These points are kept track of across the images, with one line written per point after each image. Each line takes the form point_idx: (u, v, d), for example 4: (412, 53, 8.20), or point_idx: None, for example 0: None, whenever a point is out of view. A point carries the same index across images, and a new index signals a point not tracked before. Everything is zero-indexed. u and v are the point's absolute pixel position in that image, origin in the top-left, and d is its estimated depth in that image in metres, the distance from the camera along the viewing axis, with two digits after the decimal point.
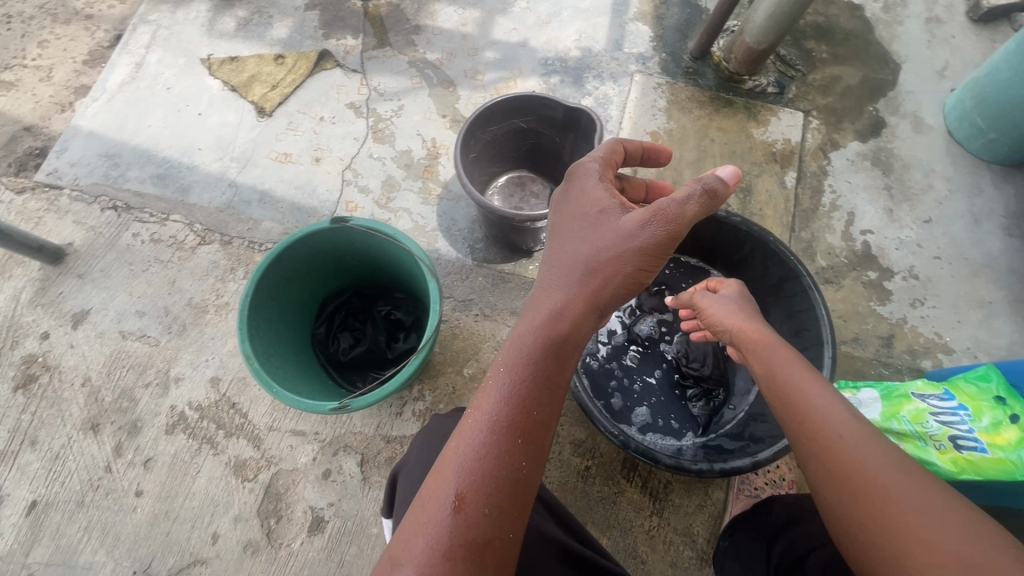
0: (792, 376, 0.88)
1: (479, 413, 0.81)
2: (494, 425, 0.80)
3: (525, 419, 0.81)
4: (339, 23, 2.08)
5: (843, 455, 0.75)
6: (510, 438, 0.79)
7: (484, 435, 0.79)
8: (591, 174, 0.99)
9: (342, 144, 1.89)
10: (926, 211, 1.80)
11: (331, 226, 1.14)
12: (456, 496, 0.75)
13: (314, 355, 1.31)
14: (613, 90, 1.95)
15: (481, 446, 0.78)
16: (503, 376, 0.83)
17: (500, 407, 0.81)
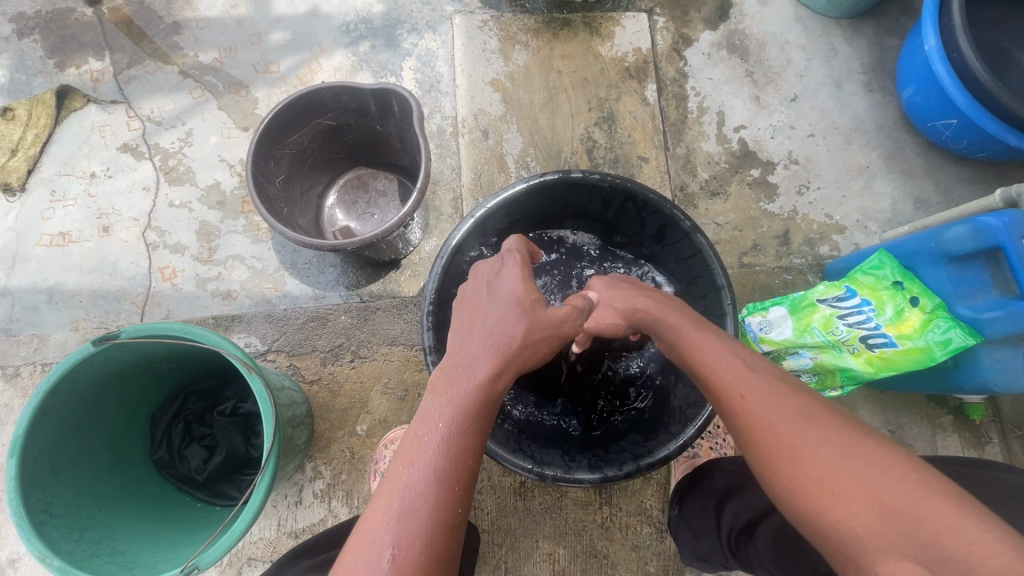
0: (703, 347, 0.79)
1: (414, 466, 0.58)
2: (433, 505, 0.56)
3: (461, 512, 0.58)
4: (70, 42, 1.60)
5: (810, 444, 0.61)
6: (451, 532, 0.56)
7: (424, 492, 0.57)
8: (511, 253, 0.84)
9: (131, 199, 1.50)
10: (790, 89, 1.71)
11: (97, 350, 0.87)
12: (391, 548, 0.52)
13: (164, 485, 1.07)
14: (435, 43, 1.65)
15: (421, 536, 0.54)
16: (437, 453, 0.59)
17: (441, 490, 0.57)
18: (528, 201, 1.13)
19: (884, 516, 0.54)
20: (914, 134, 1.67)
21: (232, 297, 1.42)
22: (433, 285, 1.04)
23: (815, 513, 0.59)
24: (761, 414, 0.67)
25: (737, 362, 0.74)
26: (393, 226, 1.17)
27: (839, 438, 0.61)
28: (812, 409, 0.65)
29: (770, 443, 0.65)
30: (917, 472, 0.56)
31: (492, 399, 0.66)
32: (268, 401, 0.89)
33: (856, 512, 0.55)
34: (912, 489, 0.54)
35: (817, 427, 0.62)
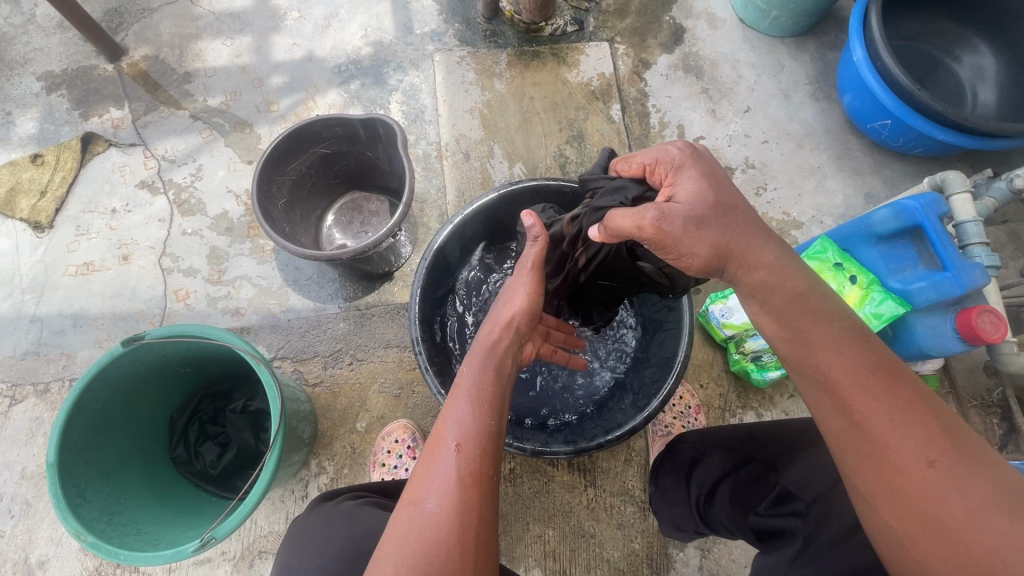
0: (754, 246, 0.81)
1: (463, 392, 0.82)
2: (476, 418, 0.78)
3: (498, 425, 0.79)
4: (93, 94, 1.79)
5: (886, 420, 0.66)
6: (491, 436, 0.77)
7: (470, 411, 0.79)
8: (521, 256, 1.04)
9: (148, 230, 1.66)
10: (743, 101, 1.88)
11: (125, 351, 1.00)
12: (456, 441, 0.75)
13: (183, 480, 1.17)
14: (418, 78, 1.84)
15: (470, 435, 0.76)
16: (473, 386, 0.83)
17: (481, 410, 0.79)
18: (502, 207, 1.27)
19: (977, 535, 0.58)
20: (859, 136, 1.82)
21: (241, 314, 1.55)
22: (419, 285, 1.16)
23: (891, 503, 0.64)
24: (861, 396, 0.68)
25: (844, 329, 0.74)
26: (382, 237, 1.31)
27: (944, 443, 0.64)
28: (917, 401, 0.67)
29: (862, 426, 0.67)
30: (1014, 498, 0.60)
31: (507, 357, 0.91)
32: (276, 388, 1.01)
33: (945, 522, 0.60)
34: (1002, 513, 0.59)
35: (918, 424, 0.65)
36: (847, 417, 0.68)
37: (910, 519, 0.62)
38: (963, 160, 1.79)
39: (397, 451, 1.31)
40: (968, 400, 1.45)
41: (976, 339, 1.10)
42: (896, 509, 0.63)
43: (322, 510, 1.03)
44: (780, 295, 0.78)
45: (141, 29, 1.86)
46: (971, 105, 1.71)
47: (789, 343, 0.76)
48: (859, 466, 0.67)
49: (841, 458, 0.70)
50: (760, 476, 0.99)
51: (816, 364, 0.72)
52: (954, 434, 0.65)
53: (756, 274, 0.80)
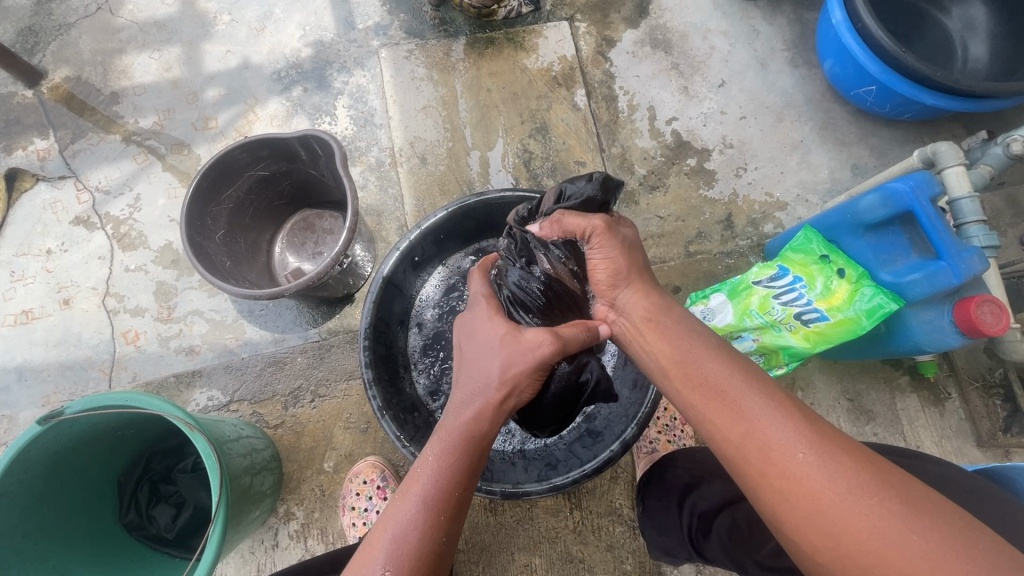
0: (667, 319, 0.81)
1: (415, 496, 0.70)
2: (423, 532, 0.67)
3: (450, 539, 0.69)
4: (14, 125, 1.65)
5: (855, 505, 0.56)
6: (436, 558, 0.66)
7: (420, 528, 0.67)
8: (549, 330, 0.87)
9: (88, 269, 1.54)
10: (717, 75, 1.74)
11: (45, 428, 0.90)
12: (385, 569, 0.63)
13: (137, 547, 1.11)
14: (365, 78, 1.70)
15: (409, 561, 0.64)
16: (433, 488, 0.71)
17: (436, 521, 0.68)
18: (451, 227, 1.18)
19: (854, 522, 0.56)
20: (842, 103, 1.70)
21: (195, 352, 1.45)
22: (366, 320, 1.07)
23: (789, 511, 0.60)
24: (740, 395, 0.67)
25: (720, 346, 0.75)
26: (328, 265, 1.19)
27: (815, 437, 0.62)
28: (784, 396, 0.67)
29: (748, 432, 0.65)
30: (883, 476, 0.58)
31: (489, 441, 0.79)
32: (213, 456, 0.92)
33: (827, 516, 0.57)
34: (872, 495, 0.57)
35: (791, 416, 0.64)
36: (735, 424, 0.66)
37: (805, 524, 0.59)
38: (956, 121, 1.68)
39: (366, 492, 1.28)
40: (969, 382, 1.37)
41: (975, 333, 1.01)
42: (792, 516, 0.60)
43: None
44: (675, 320, 0.81)
45: (60, 47, 1.71)
46: (960, 62, 1.57)
47: (699, 394, 0.71)
48: (751, 476, 0.64)
49: (733, 474, 0.67)
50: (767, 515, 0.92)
51: (698, 377, 0.72)
52: (828, 431, 0.63)
53: (682, 362, 0.75)
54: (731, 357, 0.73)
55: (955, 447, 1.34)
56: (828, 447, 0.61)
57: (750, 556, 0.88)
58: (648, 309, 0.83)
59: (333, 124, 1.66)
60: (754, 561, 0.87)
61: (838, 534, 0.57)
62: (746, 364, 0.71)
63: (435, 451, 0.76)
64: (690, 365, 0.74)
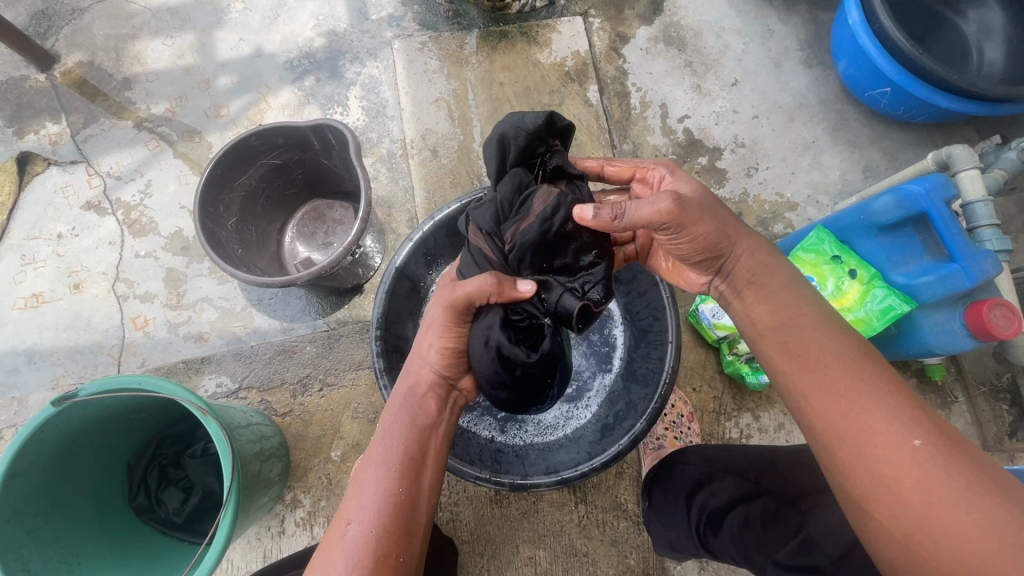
0: (770, 279, 0.83)
1: (370, 462, 0.78)
2: (381, 490, 0.74)
3: (409, 492, 0.75)
4: (26, 109, 1.65)
5: (959, 505, 0.61)
6: (399, 509, 0.73)
7: (378, 486, 0.74)
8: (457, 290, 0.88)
9: (98, 254, 1.55)
10: (731, 73, 1.74)
11: (58, 410, 0.90)
12: (349, 523, 0.71)
13: (146, 530, 1.12)
14: (377, 69, 1.70)
15: (371, 513, 0.72)
16: (385, 450, 0.79)
17: (392, 476, 0.76)
18: (464, 219, 1.18)
19: (952, 517, 0.61)
20: (855, 105, 1.69)
21: (203, 339, 1.46)
22: (378, 312, 1.08)
23: (883, 496, 0.65)
24: (850, 381, 0.71)
25: (832, 325, 0.77)
26: (341, 255, 1.20)
27: (934, 435, 0.65)
28: (899, 387, 0.70)
29: (854, 416, 0.68)
30: (987, 475, 0.63)
31: (428, 403, 0.87)
32: (225, 441, 0.93)
33: (928, 508, 0.62)
34: (979, 494, 0.61)
35: (906, 411, 0.67)
36: (839, 407, 0.70)
37: (895, 508, 0.64)
38: (969, 125, 1.67)
39: None
40: (977, 386, 1.37)
41: (986, 337, 1.01)
42: (884, 500, 0.65)
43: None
44: (778, 279, 0.82)
45: (73, 32, 1.71)
46: (976, 66, 1.57)
47: (806, 375, 0.74)
48: (848, 459, 0.68)
49: (824, 453, 0.72)
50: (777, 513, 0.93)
51: (809, 357, 0.75)
52: (945, 431, 0.67)
53: (793, 346, 0.76)
54: (844, 348, 0.74)
55: None
56: (942, 449, 0.64)
57: (768, 557, 0.88)
58: (750, 271, 0.84)
59: (345, 114, 1.66)
60: (767, 557, 0.87)
61: (931, 525, 0.61)
62: (864, 356, 0.73)
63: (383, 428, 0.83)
64: (800, 349, 0.76)
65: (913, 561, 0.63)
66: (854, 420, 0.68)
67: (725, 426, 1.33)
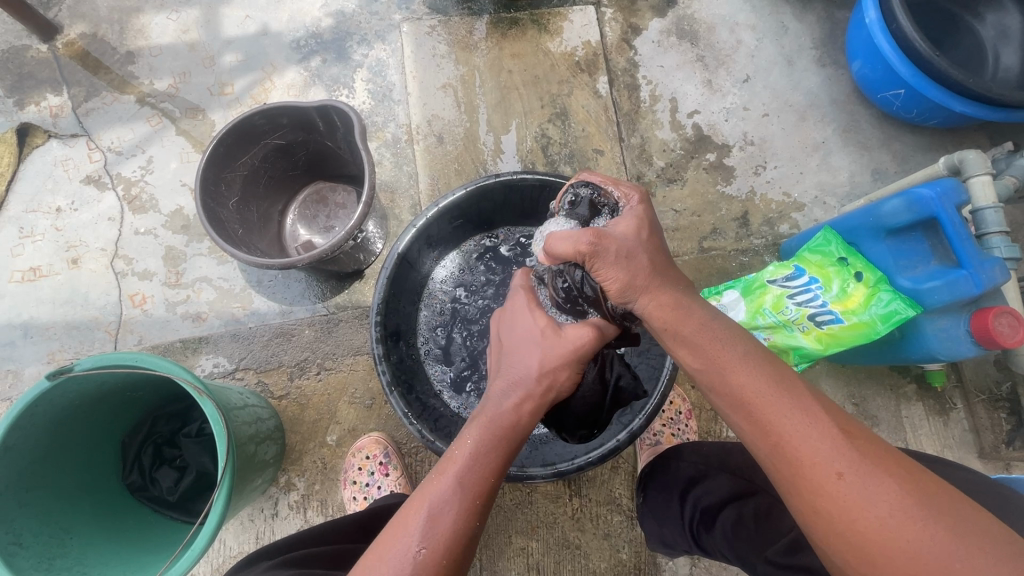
0: (683, 315, 0.74)
1: (450, 474, 0.69)
2: (458, 515, 0.66)
3: (483, 526, 0.67)
4: (28, 80, 1.63)
5: (889, 526, 0.56)
6: (468, 543, 0.65)
7: (456, 506, 0.66)
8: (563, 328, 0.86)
9: (97, 230, 1.53)
10: (742, 69, 1.72)
11: (53, 384, 0.89)
12: (423, 544, 0.63)
13: (139, 508, 1.11)
14: (385, 52, 1.67)
15: (443, 538, 0.64)
16: (472, 467, 0.70)
17: (473, 500, 0.67)
18: (468, 207, 1.16)
19: (889, 545, 0.56)
20: (867, 106, 1.67)
21: (201, 319, 1.45)
22: (379, 297, 1.06)
23: (822, 527, 0.60)
24: (773, 410, 0.64)
25: (754, 351, 0.69)
26: (342, 239, 1.18)
27: (853, 451, 0.60)
28: (819, 408, 0.63)
29: (782, 446, 0.63)
30: (918, 491, 0.57)
31: (524, 430, 0.77)
32: (220, 421, 0.92)
33: (860, 534, 0.57)
34: (912, 519, 0.56)
35: (827, 430, 0.61)
36: (767, 437, 0.64)
37: (835, 537, 0.59)
38: (980, 131, 1.66)
39: (368, 467, 1.28)
40: (976, 394, 1.37)
41: (991, 344, 1.00)
42: (825, 530, 0.60)
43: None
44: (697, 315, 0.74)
45: (77, 3, 1.68)
46: (991, 70, 1.55)
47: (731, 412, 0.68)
48: (781, 484, 0.63)
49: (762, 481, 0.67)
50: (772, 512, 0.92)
51: (734, 389, 0.67)
52: (871, 445, 0.61)
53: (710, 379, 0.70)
54: (760, 366, 0.67)
55: (957, 457, 1.35)
56: (867, 469, 0.59)
57: (760, 555, 0.87)
58: (665, 307, 0.75)
59: (351, 97, 1.64)
60: (761, 557, 0.87)
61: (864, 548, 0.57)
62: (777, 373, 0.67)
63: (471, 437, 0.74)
64: (717, 383, 0.69)
65: None
66: (779, 447, 0.63)
67: (723, 424, 1.33)
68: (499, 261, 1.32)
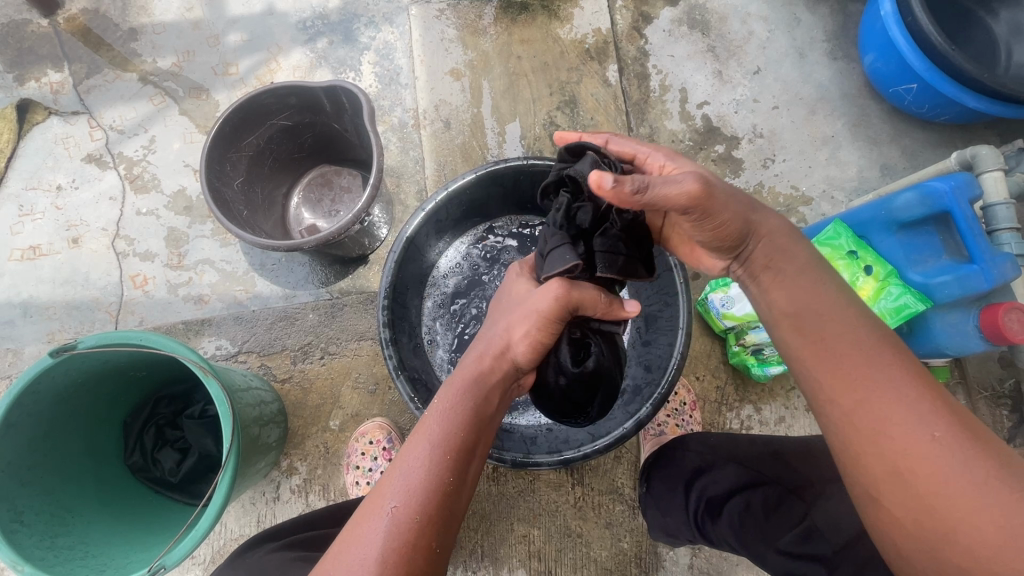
0: (792, 269, 0.76)
1: (421, 436, 0.71)
2: (429, 472, 0.67)
3: (457, 482, 0.68)
4: (28, 55, 1.60)
5: (976, 495, 0.56)
6: (444, 499, 0.66)
7: (425, 463, 0.68)
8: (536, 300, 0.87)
9: (98, 210, 1.51)
10: (753, 61, 1.70)
11: (56, 361, 0.88)
12: (393, 503, 0.64)
13: (140, 488, 1.11)
14: (393, 35, 1.65)
15: (414, 494, 0.65)
16: (440, 427, 0.71)
17: (442, 458, 0.68)
18: (477, 192, 1.15)
19: (974, 514, 0.55)
20: (878, 101, 1.66)
21: (203, 302, 1.44)
22: (387, 281, 1.05)
23: (896, 494, 0.60)
24: (864, 367, 0.64)
25: (851, 306, 0.71)
26: (349, 222, 1.16)
27: (950, 417, 0.60)
28: (920, 376, 0.63)
29: (867, 404, 0.63)
30: (1007, 467, 0.57)
31: (493, 393, 0.79)
32: (226, 402, 0.91)
33: (940, 499, 0.57)
34: (1003, 489, 0.55)
35: (923, 394, 0.62)
36: (852, 397, 0.64)
37: (912, 506, 0.59)
38: (990, 128, 1.65)
39: (371, 453, 1.28)
40: (979, 391, 1.37)
41: (999, 339, 1.00)
42: (900, 497, 0.60)
43: (246, 564, 0.89)
44: (795, 269, 0.76)
45: None
46: (1004, 67, 1.54)
47: (821, 369, 0.68)
48: (859, 446, 0.63)
49: (834, 443, 0.67)
50: (780, 503, 0.92)
51: (827, 348, 0.68)
52: (963, 415, 0.61)
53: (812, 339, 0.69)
54: (860, 334, 0.67)
55: None
56: (956, 436, 0.59)
57: (769, 545, 0.89)
58: (772, 262, 0.77)
59: (358, 80, 1.62)
60: (772, 546, 0.88)
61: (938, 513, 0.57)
62: (878, 339, 0.67)
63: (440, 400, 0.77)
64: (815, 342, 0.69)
65: (923, 556, 0.59)
66: (869, 408, 0.63)
67: (727, 416, 1.33)
68: (505, 248, 1.31)
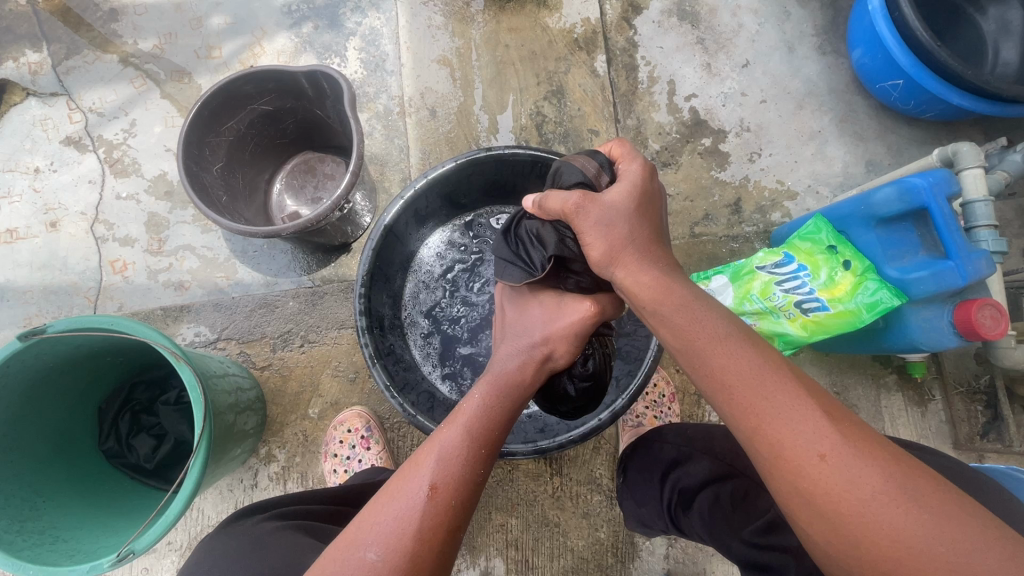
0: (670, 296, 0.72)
1: (458, 423, 0.72)
2: (464, 463, 0.68)
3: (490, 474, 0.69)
4: (6, 34, 1.56)
5: (878, 514, 0.54)
6: (476, 488, 0.68)
7: (462, 451, 0.69)
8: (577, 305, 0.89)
9: (77, 193, 1.49)
10: (742, 54, 1.69)
11: (25, 345, 0.87)
12: (429, 485, 0.65)
13: (115, 473, 1.11)
14: (379, 21, 1.63)
15: (453, 482, 0.66)
16: (478, 418, 0.73)
17: (479, 449, 0.70)
18: (458, 180, 1.14)
19: (871, 528, 0.54)
20: (864, 96, 1.66)
21: (183, 288, 1.42)
22: (364, 269, 1.05)
23: (803, 512, 0.58)
24: (754, 391, 0.62)
25: (737, 330, 0.67)
26: (329, 209, 1.15)
27: (838, 429, 0.58)
28: (797, 383, 0.62)
29: (762, 430, 0.61)
30: (903, 473, 0.56)
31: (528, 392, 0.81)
32: (197, 387, 0.91)
33: (848, 520, 0.55)
34: (895, 504, 0.54)
35: (807, 407, 0.60)
36: (747, 420, 0.62)
37: (819, 526, 0.57)
38: (975, 126, 1.65)
39: (349, 441, 1.27)
40: (954, 387, 1.38)
41: (972, 335, 1.01)
42: (807, 517, 0.58)
43: (237, 531, 0.88)
44: (678, 296, 0.71)
45: None
46: (990, 64, 1.54)
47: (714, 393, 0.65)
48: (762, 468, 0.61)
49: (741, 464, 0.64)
50: (748, 495, 0.93)
51: (715, 369, 0.65)
52: (851, 422, 0.60)
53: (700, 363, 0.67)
54: (737, 341, 0.66)
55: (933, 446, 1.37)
56: (847, 451, 0.57)
57: (734, 536, 0.88)
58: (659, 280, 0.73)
59: (343, 65, 1.60)
60: (737, 538, 0.87)
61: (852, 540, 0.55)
62: (754, 347, 0.65)
63: (480, 392, 0.78)
64: (698, 362, 0.67)
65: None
66: (759, 431, 0.61)
67: (705, 409, 1.34)
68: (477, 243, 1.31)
